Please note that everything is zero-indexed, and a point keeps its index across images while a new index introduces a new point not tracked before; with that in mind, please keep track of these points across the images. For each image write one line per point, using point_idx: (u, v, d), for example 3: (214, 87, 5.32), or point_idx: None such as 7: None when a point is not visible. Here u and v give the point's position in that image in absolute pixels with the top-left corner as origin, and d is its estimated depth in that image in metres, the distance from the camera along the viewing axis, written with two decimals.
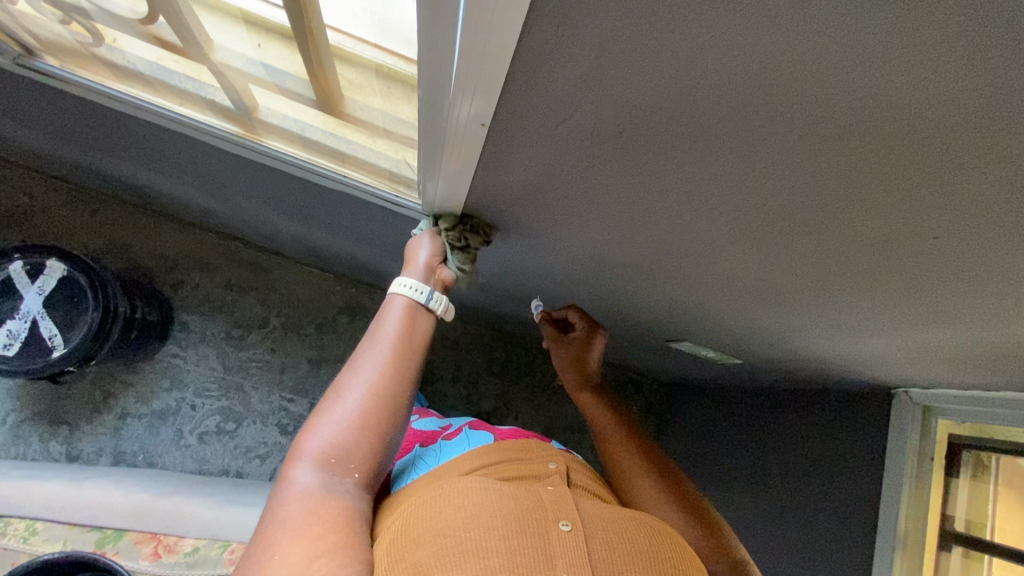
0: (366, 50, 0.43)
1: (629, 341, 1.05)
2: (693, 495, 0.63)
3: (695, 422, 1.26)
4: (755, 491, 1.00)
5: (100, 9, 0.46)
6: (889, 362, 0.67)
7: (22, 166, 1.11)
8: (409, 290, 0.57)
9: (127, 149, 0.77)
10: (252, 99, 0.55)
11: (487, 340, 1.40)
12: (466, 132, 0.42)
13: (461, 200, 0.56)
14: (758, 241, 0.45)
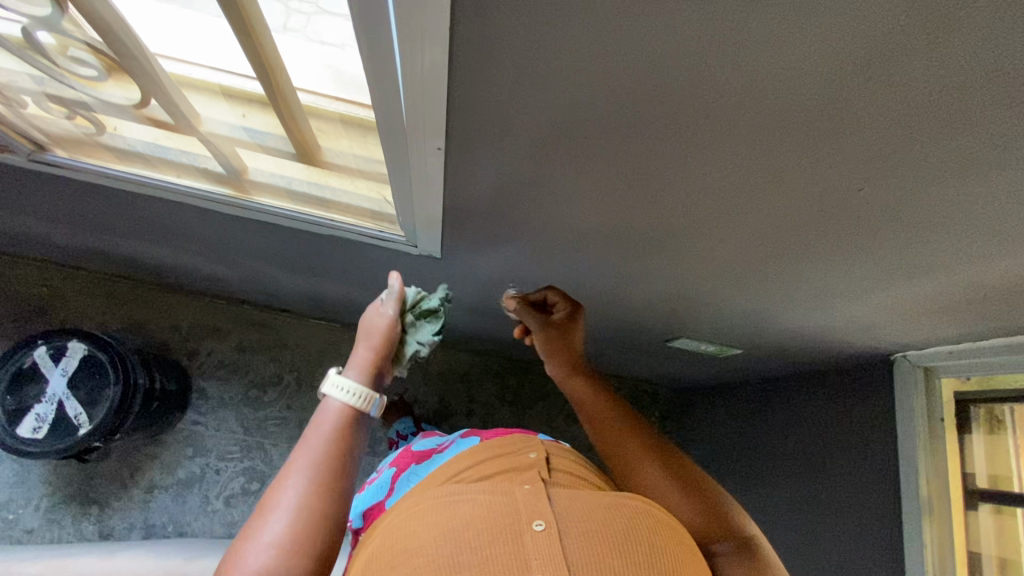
0: (332, 106, 0.48)
1: (633, 349, 1.07)
2: (689, 472, 0.63)
3: (714, 424, 1.26)
4: (781, 485, 1.00)
5: (101, 102, 0.52)
6: (879, 326, 0.69)
7: (43, 259, 1.18)
8: (342, 392, 0.54)
9: (134, 227, 0.84)
10: (242, 164, 0.61)
11: (497, 369, 1.42)
12: (424, 159, 0.47)
13: (438, 219, 0.60)
14: (711, 220, 0.48)
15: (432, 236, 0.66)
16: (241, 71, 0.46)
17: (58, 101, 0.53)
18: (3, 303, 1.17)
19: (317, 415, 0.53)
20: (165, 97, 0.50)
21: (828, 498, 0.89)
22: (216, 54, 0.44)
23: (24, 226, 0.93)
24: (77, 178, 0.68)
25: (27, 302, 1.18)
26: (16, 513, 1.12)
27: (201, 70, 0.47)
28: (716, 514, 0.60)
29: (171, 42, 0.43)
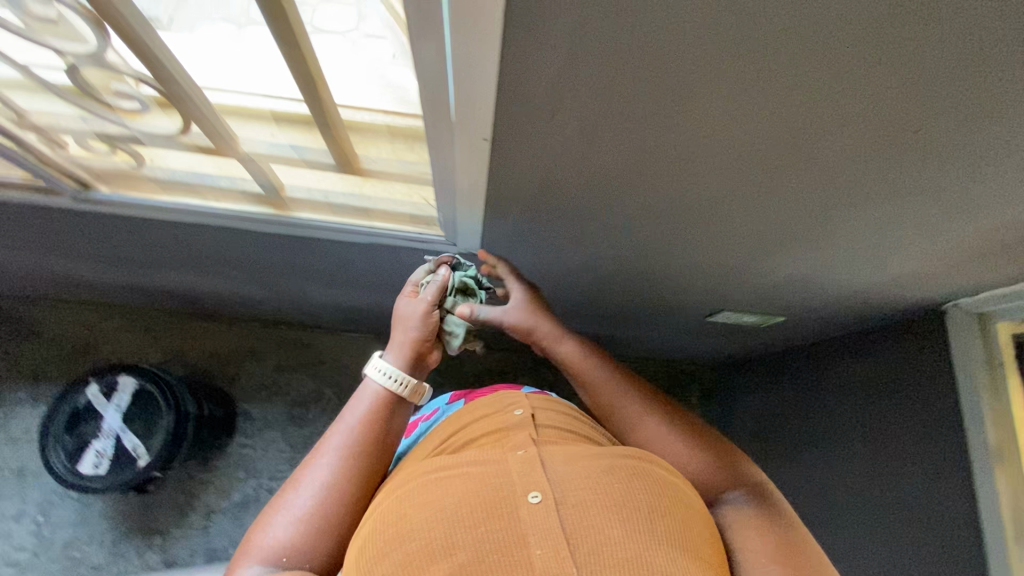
0: (376, 116, 0.50)
1: (673, 328, 1.08)
2: (690, 422, 0.63)
3: (760, 394, 1.26)
4: (834, 449, 1.00)
5: (143, 134, 0.53)
6: (932, 278, 0.68)
7: (82, 299, 1.21)
8: (383, 377, 0.60)
9: (172, 257, 0.85)
10: (279, 182, 0.62)
11: (532, 365, 1.43)
12: (470, 154, 0.46)
13: (479, 214, 0.59)
14: (764, 189, 0.48)
15: (473, 235, 0.67)
16: (287, 90, 0.47)
17: (103, 138, 0.55)
18: (51, 346, 1.21)
19: (357, 397, 0.60)
20: (210, 126, 0.51)
21: (883, 457, 0.89)
22: (260, 73, 0.45)
23: (69, 270, 0.95)
24: (119, 215, 0.69)
25: (70, 344, 1.21)
26: (82, 550, 1.14)
27: (247, 94, 0.48)
28: (721, 460, 0.61)
29: (214, 70, 0.45)
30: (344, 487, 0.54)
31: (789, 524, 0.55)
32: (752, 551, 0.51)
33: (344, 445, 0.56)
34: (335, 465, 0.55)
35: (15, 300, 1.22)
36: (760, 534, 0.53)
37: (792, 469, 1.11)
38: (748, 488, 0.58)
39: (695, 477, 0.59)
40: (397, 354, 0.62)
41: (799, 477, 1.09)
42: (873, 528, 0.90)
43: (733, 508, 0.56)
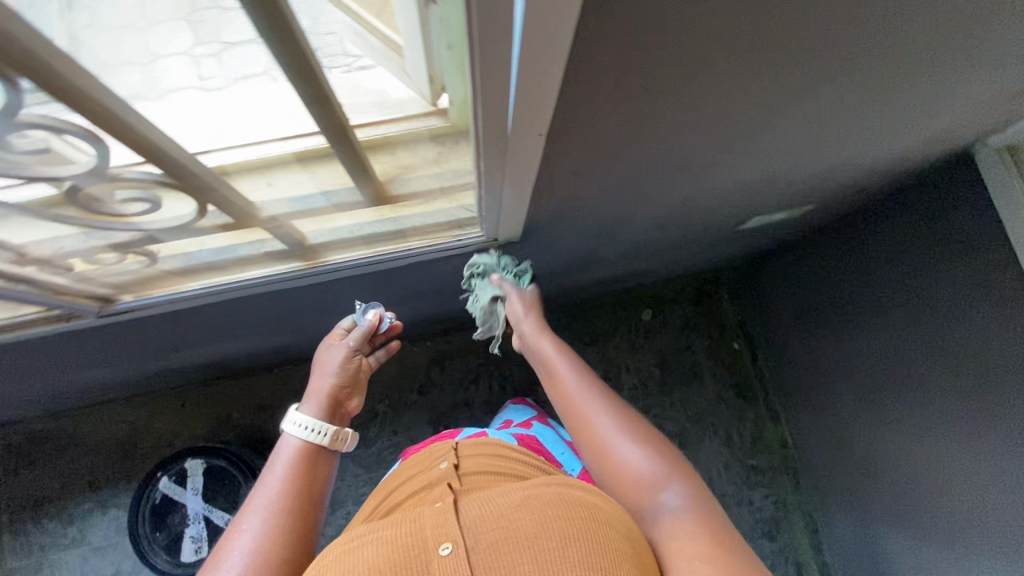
0: (400, 125, 0.45)
1: (690, 247, 1.10)
2: (654, 440, 0.65)
3: (789, 282, 1.29)
4: (885, 313, 1.03)
5: (145, 232, 0.50)
6: (936, 131, 0.67)
7: (138, 395, 1.28)
8: (302, 428, 0.70)
9: (195, 342, 0.87)
10: (304, 233, 0.58)
11: (565, 319, 1.47)
12: (524, 149, 0.42)
13: (523, 209, 0.57)
14: (754, 120, 0.48)
15: (512, 226, 0.63)
16: (293, 127, 0.42)
17: (122, 246, 0.51)
18: (119, 444, 1.28)
19: (278, 452, 0.69)
20: (226, 190, 0.47)
21: (947, 305, 0.91)
22: (277, 117, 0.41)
23: (120, 374, 0.99)
24: (151, 317, 0.64)
25: (121, 441, 1.28)
26: None
27: (265, 145, 0.43)
28: (671, 475, 0.61)
29: (226, 128, 0.40)
30: (278, 533, 0.60)
31: (736, 551, 0.53)
32: (689, 568, 0.51)
33: (272, 497, 0.62)
34: (265, 514, 0.61)
35: (74, 412, 1.28)
36: (698, 554, 0.52)
37: (845, 343, 1.16)
38: (694, 506, 0.58)
39: (648, 481, 0.61)
40: (313, 404, 0.74)
41: (859, 347, 1.12)
42: (951, 376, 0.92)
43: (673, 522, 0.57)
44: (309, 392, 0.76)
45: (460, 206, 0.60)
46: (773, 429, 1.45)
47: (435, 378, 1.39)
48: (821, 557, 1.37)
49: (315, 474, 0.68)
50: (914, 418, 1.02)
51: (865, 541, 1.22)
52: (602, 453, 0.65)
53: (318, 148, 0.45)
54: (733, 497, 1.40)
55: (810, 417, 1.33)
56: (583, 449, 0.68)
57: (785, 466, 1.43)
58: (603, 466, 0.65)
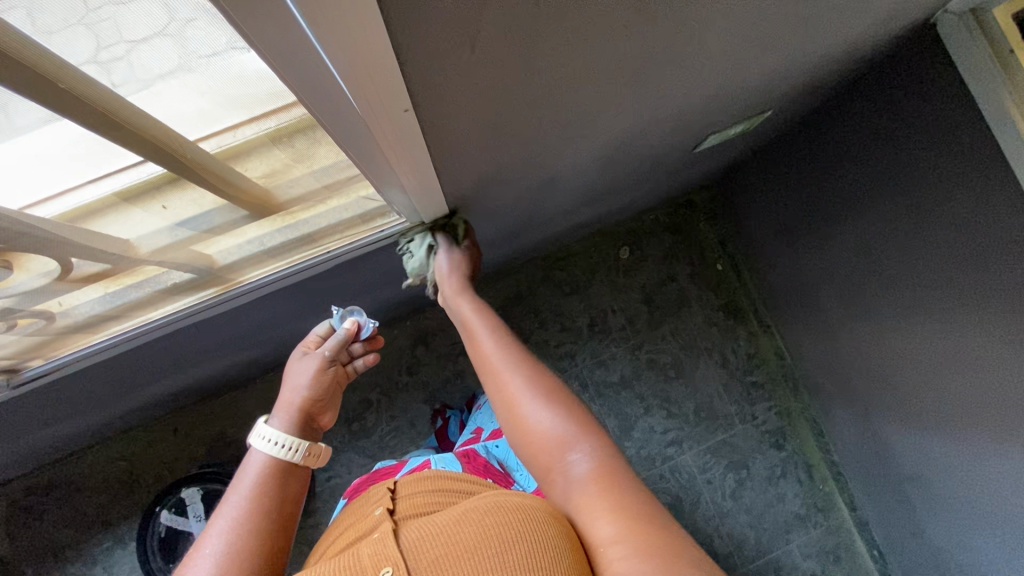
0: (241, 132, 0.43)
1: (651, 178, 1.04)
2: (563, 396, 0.66)
3: (762, 193, 1.24)
4: (866, 210, 0.98)
5: (18, 297, 0.49)
6: (885, 8, 0.60)
7: (127, 429, 1.25)
8: (269, 443, 0.68)
9: (150, 376, 0.83)
10: (206, 257, 0.57)
11: (541, 272, 1.43)
12: (397, 126, 0.39)
13: (435, 182, 0.55)
14: (656, 37, 0.42)
15: (432, 200, 0.61)
16: (118, 162, 0.41)
17: (6, 313, 0.50)
18: (121, 481, 1.25)
19: (246, 462, 0.68)
20: (92, 243, 0.46)
21: (926, 192, 0.85)
22: (100, 155, 0.39)
23: (91, 419, 0.97)
24: (80, 367, 0.65)
25: (117, 480, 1.25)
26: None
27: (97, 185, 0.42)
28: (580, 430, 0.62)
29: (47, 180, 0.39)
30: (243, 551, 0.58)
31: (632, 493, 0.56)
32: (599, 528, 0.54)
33: (234, 517, 0.61)
34: (229, 532, 0.59)
35: (67, 458, 1.24)
36: (602, 506, 0.55)
37: (824, 246, 1.12)
38: (599, 458, 0.59)
39: (554, 441, 0.62)
40: (283, 417, 0.72)
41: (841, 249, 1.08)
42: (935, 263, 0.89)
43: (579, 482, 0.59)
44: (280, 407, 0.73)
45: (366, 196, 0.58)
46: (767, 343, 1.44)
47: (421, 356, 1.36)
48: (828, 457, 1.40)
49: (288, 484, 0.67)
50: (900, 310, 0.99)
51: (868, 436, 1.23)
52: (513, 415, 0.66)
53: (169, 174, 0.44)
54: (736, 415, 1.41)
55: (801, 326, 1.31)
56: (499, 412, 0.69)
57: (783, 377, 1.43)
58: (516, 427, 0.66)
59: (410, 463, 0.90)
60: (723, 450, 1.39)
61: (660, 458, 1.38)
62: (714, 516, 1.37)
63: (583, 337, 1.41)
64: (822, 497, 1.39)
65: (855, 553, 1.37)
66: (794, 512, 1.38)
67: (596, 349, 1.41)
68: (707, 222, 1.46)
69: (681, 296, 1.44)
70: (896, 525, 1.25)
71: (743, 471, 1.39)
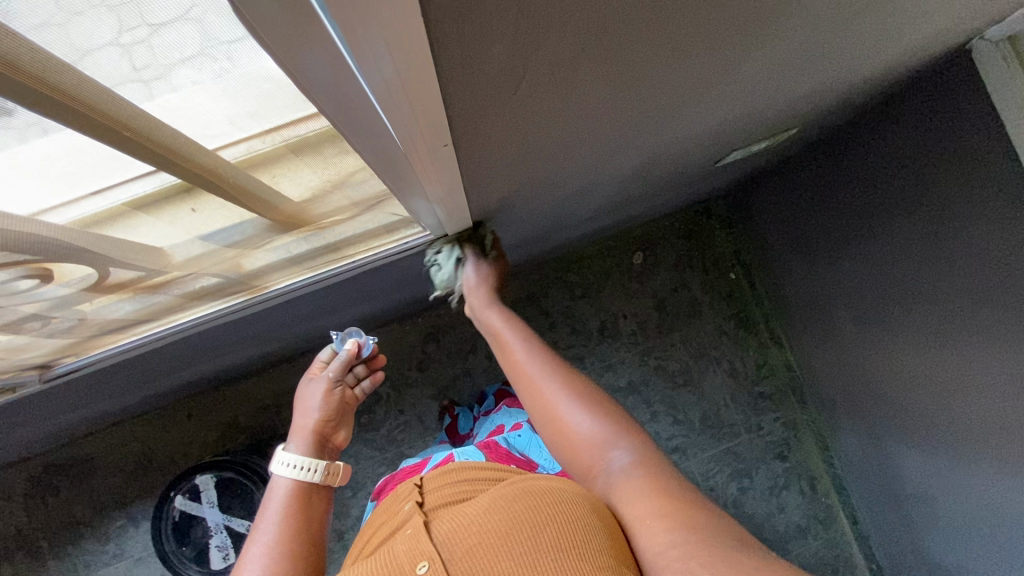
0: (253, 144, 0.43)
1: (670, 188, 1.04)
2: (597, 400, 0.69)
3: (781, 205, 1.24)
4: (885, 230, 0.97)
5: (51, 301, 0.50)
6: (919, 38, 0.59)
7: (144, 412, 1.28)
8: (289, 467, 0.70)
9: (171, 368, 0.85)
10: (235, 264, 0.59)
11: (555, 273, 1.43)
12: (433, 161, 0.45)
13: (465, 204, 0.60)
14: (687, 67, 0.42)
15: (459, 218, 0.65)
16: (158, 180, 0.42)
17: (40, 316, 0.51)
18: (136, 462, 1.28)
19: (270, 493, 0.70)
20: (129, 251, 0.48)
21: (945, 217, 0.85)
22: (144, 174, 0.41)
23: (112, 403, 0.99)
24: (109, 364, 0.68)
25: (132, 462, 1.28)
26: None
27: (107, 197, 0.42)
28: (618, 431, 0.66)
29: (93, 195, 0.41)
30: (282, 570, 0.59)
31: (672, 485, 0.59)
32: (640, 519, 0.56)
33: (268, 541, 0.62)
34: (270, 546, 0.61)
35: (84, 438, 1.27)
36: (645, 496, 0.57)
37: (841, 262, 1.11)
38: (638, 455, 0.63)
39: (594, 440, 0.65)
40: (301, 442, 0.74)
41: (856, 267, 1.08)
42: (950, 288, 0.88)
43: (621, 472, 0.62)
44: (295, 432, 0.75)
45: (391, 211, 0.61)
46: (776, 354, 1.44)
47: (432, 353, 1.37)
48: (832, 470, 1.40)
49: (318, 508, 0.70)
50: (911, 331, 0.99)
51: (874, 453, 1.23)
52: (551, 417, 0.69)
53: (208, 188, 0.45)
54: (741, 425, 1.41)
55: (812, 339, 1.31)
56: (535, 417, 0.72)
57: (791, 388, 1.43)
58: (555, 430, 0.69)
59: (436, 457, 0.91)
60: (727, 458, 1.40)
61: None
62: None
63: (593, 340, 1.42)
64: (823, 509, 1.40)
65: (853, 567, 1.38)
66: (795, 523, 1.39)
67: (606, 353, 1.41)
68: (723, 230, 1.46)
69: (694, 303, 1.44)
70: (896, 542, 1.25)
71: (746, 480, 1.40)
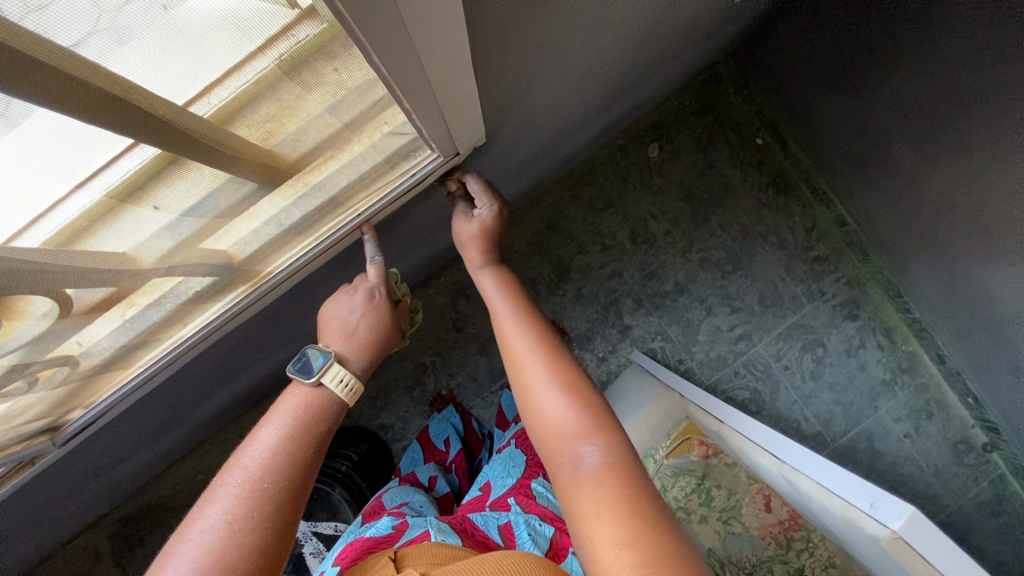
0: (239, 80, 0.34)
1: (677, 54, 0.92)
2: (584, 392, 0.64)
3: (796, 45, 1.10)
4: (917, 47, 0.85)
5: (22, 351, 0.43)
6: None
7: (199, 443, 1.25)
8: (337, 382, 0.62)
9: (199, 391, 0.79)
10: (221, 253, 0.50)
11: (568, 192, 1.32)
12: (434, 20, 0.33)
13: (474, 100, 0.47)
14: None
15: (470, 123, 0.52)
16: (87, 163, 0.32)
17: (19, 366, 0.44)
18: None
19: (283, 398, 0.62)
20: (85, 264, 0.39)
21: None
22: (114, 154, 0.33)
23: (162, 441, 0.95)
24: (118, 405, 0.61)
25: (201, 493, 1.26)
26: None
27: (77, 199, 0.34)
28: (592, 426, 0.60)
29: (10, 207, 0.31)
30: (250, 524, 0.53)
31: (644, 492, 0.53)
32: (589, 517, 0.51)
33: (246, 480, 0.55)
34: (260, 467, 0.56)
35: (149, 483, 1.25)
36: (595, 497, 0.53)
37: (871, 93, 0.99)
38: (609, 453, 0.57)
39: (570, 432, 0.60)
40: (347, 353, 0.65)
41: (889, 96, 0.95)
42: (994, 92, 0.77)
43: (585, 471, 0.56)
44: (341, 337, 0.66)
45: (393, 131, 0.49)
46: (825, 212, 1.32)
47: (465, 310, 1.29)
48: (908, 316, 1.31)
49: (329, 425, 0.62)
50: (954, 151, 0.89)
51: (940, 290, 1.14)
52: (524, 397, 0.66)
53: (156, 158, 0.36)
54: (803, 296, 1.33)
55: (860, 184, 1.18)
56: (514, 393, 0.69)
57: (848, 244, 1.32)
58: (527, 413, 0.66)
59: (407, 532, 0.70)
60: (796, 333, 1.33)
61: (730, 356, 1.33)
62: (797, 401, 1.32)
63: (626, 252, 1.32)
64: (906, 358, 1.32)
65: (948, 407, 1.31)
66: (879, 379, 1.32)
67: (645, 260, 1.32)
68: (737, 94, 1.32)
69: (724, 183, 1.32)
70: (985, 371, 1.17)
71: (819, 350, 1.33)
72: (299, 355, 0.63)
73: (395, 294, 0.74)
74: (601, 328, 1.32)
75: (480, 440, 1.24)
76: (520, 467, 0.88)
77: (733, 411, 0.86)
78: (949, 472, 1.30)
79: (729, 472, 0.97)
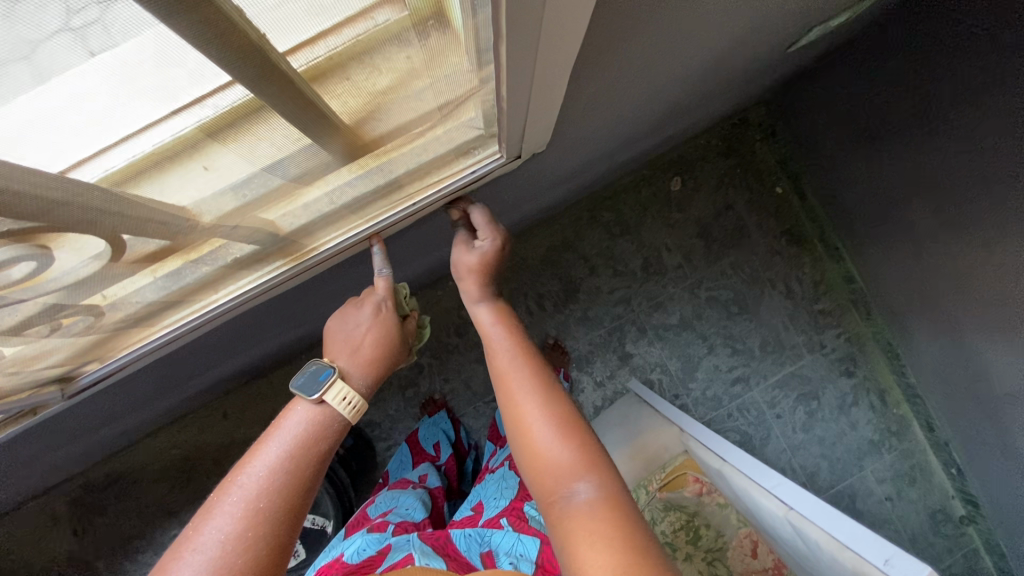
0: (346, 55, 0.34)
1: (718, 95, 0.94)
2: (578, 431, 0.63)
3: (829, 102, 1.13)
4: (946, 122, 0.88)
5: (61, 292, 0.42)
6: None
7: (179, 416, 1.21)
8: (341, 401, 0.62)
9: (203, 362, 0.77)
10: (270, 223, 0.49)
11: (587, 213, 1.33)
12: (554, 27, 0.34)
13: (553, 106, 0.48)
14: None
15: (542, 128, 0.53)
16: (149, 116, 0.30)
17: (56, 307, 0.43)
18: (179, 469, 1.21)
19: (285, 416, 0.61)
20: (141, 212, 0.38)
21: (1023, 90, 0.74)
22: (185, 106, 0.31)
23: (149, 408, 0.92)
24: (135, 364, 0.60)
25: (173, 469, 1.21)
26: None
27: (147, 142, 0.33)
28: (588, 464, 0.59)
29: (69, 135, 0.29)
30: (243, 544, 0.51)
31: (640, 533, 0.51)
32: (585, 556, 0.50)
33: (245, 498, 0.53)
34: (260, 487, 0.54)
35: (122, 451, 1.20)
36: (590, 535, 0.51)
37: (894, 160, 1.02)
38: (603, 491, 0.56)
39: (563, 470, 0.59)
40: (351, 369, 0.65)
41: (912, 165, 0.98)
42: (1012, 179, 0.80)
43: (578, 508, 0.55)
44: (344, 353, 0.66)
45: (465, 124, 0.50)
46: (835, 268, 1.34)
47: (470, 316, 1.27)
48: (903, 380, 1.32)
49: (332, 446, 0.61)
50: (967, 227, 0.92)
51: (936, 356, 1.16)
52: (520, 434, 0.65)
53: (231, 110, 0.34)
54: (804, 346, 1.34)
55: (873, 244, 1.21)
56: (510, 430, 0.68)
57: (853, 301, 1.34)
58: (523, 450, 0.65)
59: (391, 555, 0.68)
60: (792, 382, 1.34)
61: (726, 397, 1.33)
62: (786, 450, 1.32)
63: (636, 280, 1.33)
64: (896, 422, 1.34)
65: (932, 475, 1.32)
66: (868, 439, 1.33)
67: (654, 291, 1.33)
68: (763, 140, 1.34)
69: (740, 226, 1.34)
70: (972, 444, 1.18)
71: (813, 403, 1.34)
72: (303, 371, 0.63)
73: (403, 309, 0.75)
74: (602, 352, 1.32)
75: (467, 449, 1.22)
76: (513, 489, 0.87)
77: (736, 451, 0.86)
78: (926, 541, 1.31)
79: (720, 512, 0.96)
